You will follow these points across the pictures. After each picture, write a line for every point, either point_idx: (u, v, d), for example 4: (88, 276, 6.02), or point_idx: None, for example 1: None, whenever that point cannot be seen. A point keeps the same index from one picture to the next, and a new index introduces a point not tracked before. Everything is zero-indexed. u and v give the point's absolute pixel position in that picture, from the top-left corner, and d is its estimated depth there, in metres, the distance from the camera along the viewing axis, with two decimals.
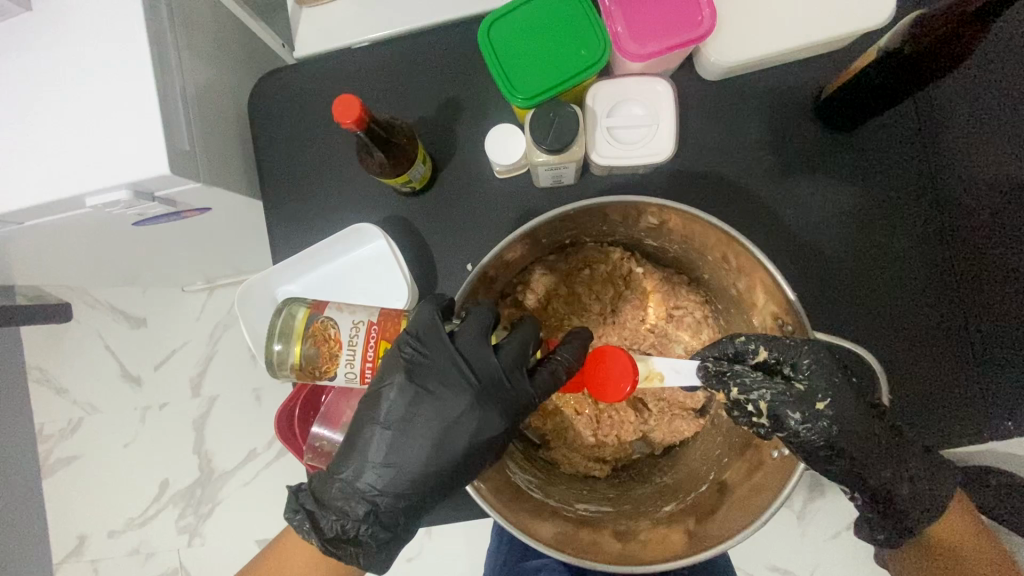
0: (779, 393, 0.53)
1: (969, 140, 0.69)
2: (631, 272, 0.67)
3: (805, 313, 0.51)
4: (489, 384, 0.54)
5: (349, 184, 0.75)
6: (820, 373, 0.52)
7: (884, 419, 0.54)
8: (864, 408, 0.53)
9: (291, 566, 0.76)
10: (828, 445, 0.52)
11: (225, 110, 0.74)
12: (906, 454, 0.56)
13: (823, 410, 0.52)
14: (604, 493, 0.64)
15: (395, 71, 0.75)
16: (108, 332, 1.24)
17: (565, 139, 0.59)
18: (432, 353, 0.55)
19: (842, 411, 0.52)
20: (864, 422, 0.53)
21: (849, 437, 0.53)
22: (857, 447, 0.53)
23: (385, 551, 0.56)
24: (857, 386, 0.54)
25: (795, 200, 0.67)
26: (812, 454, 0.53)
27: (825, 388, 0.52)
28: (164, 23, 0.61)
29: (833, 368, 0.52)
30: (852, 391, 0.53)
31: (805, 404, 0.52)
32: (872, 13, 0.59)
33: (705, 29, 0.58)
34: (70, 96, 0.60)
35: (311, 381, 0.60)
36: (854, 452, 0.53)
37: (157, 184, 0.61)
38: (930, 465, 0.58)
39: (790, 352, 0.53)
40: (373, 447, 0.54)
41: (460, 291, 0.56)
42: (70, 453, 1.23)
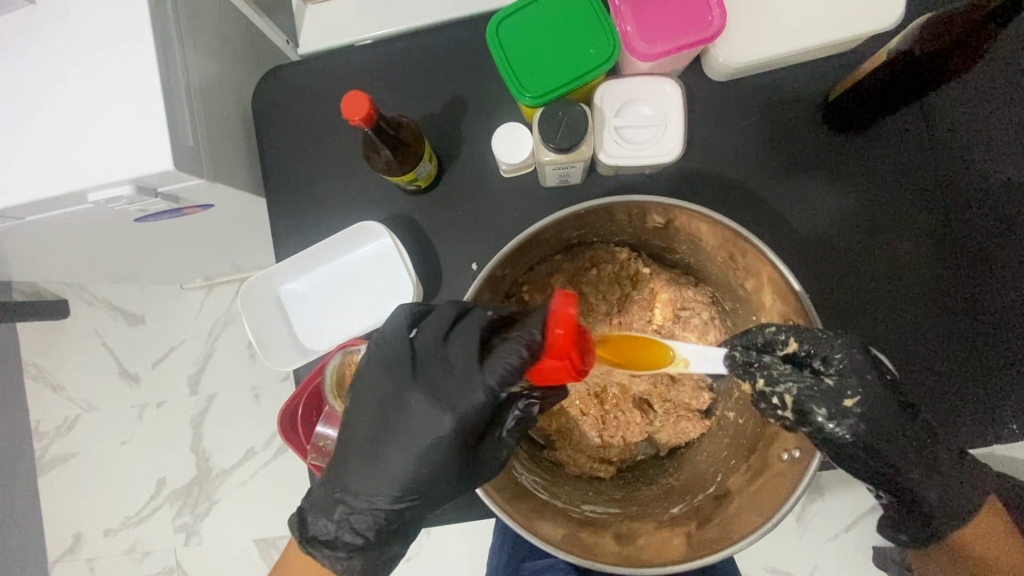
0: (808, 387, 0.52)
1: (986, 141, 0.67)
2: (639, 273, 0.66)
3: (812, 310, 0.52)
4: (445, 384, 0.51)
5: (353, 181, 0.75)
6: (851, 369, 0.52)
7: (915, 413, 0.54)
8: (895, 406, 0.52)
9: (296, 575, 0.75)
10: (859, 442, 0.51)
11: (229, 106, 0.73)
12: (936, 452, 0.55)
13: (851, 408, 0.51)
14: (610, 494, 0.64)
15: (400, 69, 0.74)
16: (106, 329, 1.23)
17: (574, 139, 0.58)
18: (397, 351, 0.54)
19: (873, 410, 0.51)
20: (897, 418, 0.52)
21: (879, 435, 0.52)
22: (887, 446, 0.52)
23: (369, 557, 0.54)
24: (891, 383, 0.54)
25: (801, 202, 0.67)
26: (850, 452, 0.52)
27: (856, 385, 0.51)
28: (169, 17, 0.61)
29: (865, 366, 0.52)
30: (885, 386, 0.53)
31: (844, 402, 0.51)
32: (881, 14, 0.59)
33: (714, 30, 0.58)
34: (73, 89, 0.59)
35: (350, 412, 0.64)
36: (884, 449, 0.53)
37: (159, 179, 0.60)
38: (959, 465, 0.57)
39: (823, 346, 0.52)
40: (351, 447, 0.54)
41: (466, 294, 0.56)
42: (66, 451, 1.22)
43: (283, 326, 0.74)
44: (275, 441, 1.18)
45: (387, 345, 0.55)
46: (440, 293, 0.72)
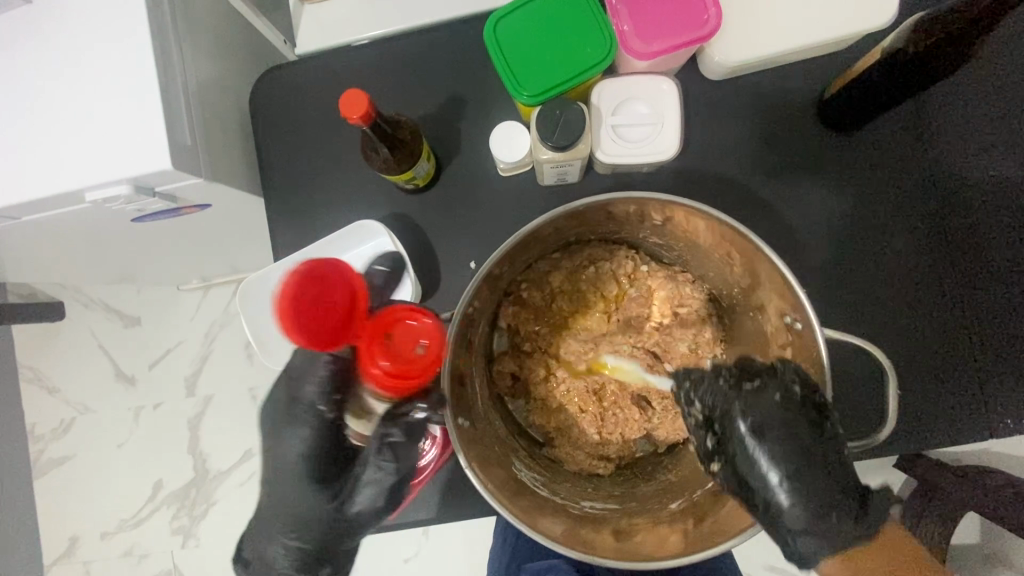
0: (697, 434, 0.56)
1: (987, 135, 0.67)
2: (637, 270, 0.66)
3: (816, 318, 0.51)
4: (299, 425, 0.62)
5: (351, 180, 0.75)
6: (716, 397, 0.54)
7: (823, 465, 0.49)
8: (791, 455, 0.49)
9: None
10: (725, 461, 0.52)
11: (226, 106, 0.73)
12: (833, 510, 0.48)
13: (718, 466, 0.53)
14: (609, 491, 0.63)
15: (397, 69, 0.75)
16: (101, 331, 1.22)
17: (572, 137, 0.59)
18: (273, 407, 0.64)
19: (743, 462, 0.50)
20: (784, 459, 0.49)
21: (746, 481, 0.51)
22: (764, 495, 0.49)
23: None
24: (799, 428, 0.50)
25: (797, 199, 0.67)
26: (733, 478, 0.51)
27: (732, 445, 0.51)
28: (166, 17, 0.61)
29: (769, 428, 0.50)
30: (790, 424, 0.50)
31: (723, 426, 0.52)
32: (875, 13, 0.60)
33: (710, 29, 0.58)
34: (69, 89, 0.59)
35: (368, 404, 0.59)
36: (773, 483, 0.49)
37: (158, 179, 0.61)
38: (851, 522, 0.49)
39: (724, 400, 0.53)
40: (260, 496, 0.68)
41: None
42: (62, 454, 1.21)
43: None
44: None
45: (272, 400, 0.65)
46: (439, 292, 0.72)
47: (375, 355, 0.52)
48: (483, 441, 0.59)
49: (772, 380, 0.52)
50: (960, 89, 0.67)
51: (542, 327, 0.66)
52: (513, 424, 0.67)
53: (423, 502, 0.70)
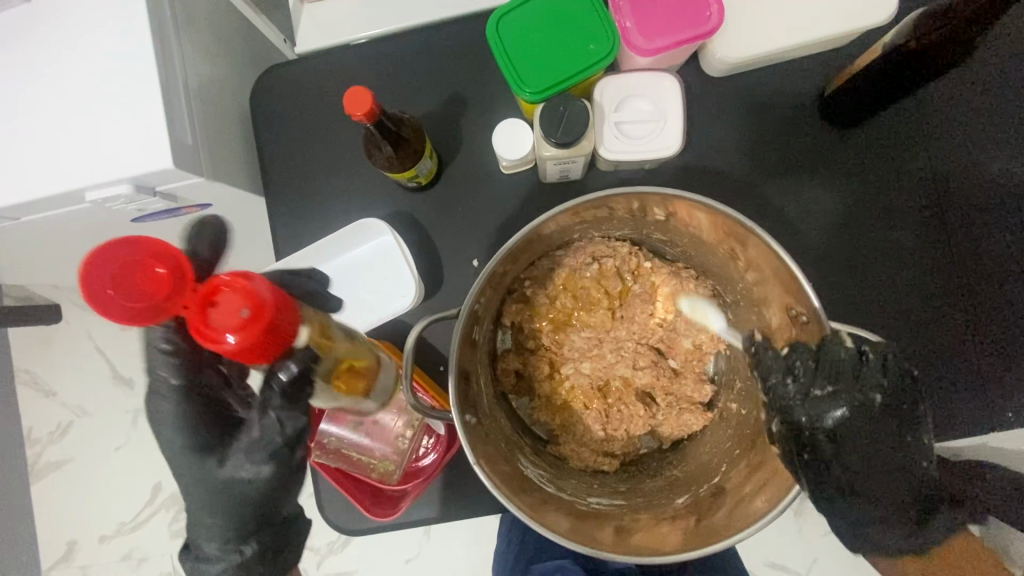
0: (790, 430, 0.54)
1: (989, 130, 0.67)
2: (640, 267, 0.66)
3: (825, 314, 0.50)
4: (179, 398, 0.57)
5: (352, 179, 0.75)
6: (786, 390, 0.54)
7: (883, 457, 0.53)
8: (883, 440, 0.52)
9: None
10: (787, 450, 0.53)
11: (227, 106, 0.73)
12: (878, 494, 0.54)
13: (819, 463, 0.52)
14: (615, 487, 0.63)
15: (398, 67, 0.75)
16: (99, 333, 1.22)
17: (575, 133, 0.58)
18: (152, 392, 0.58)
19: (844, 450, 0.52)
20: (843, 454, 0.52)
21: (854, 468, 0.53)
22: (865, 479, 0.53)
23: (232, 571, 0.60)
24: (889, 422, 0.52)
25: (799, 195, 0.67)
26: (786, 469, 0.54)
27: (830, 436, 0.52)
28: (167, 16, 0.61)
29: (863, 420, 0.52)
30: (860, 425, 0.52)
31: (787, 419, 0.54)
32: (875, 9, 0.60)
33: (712, 25, 0.58)
34: (70, 87, 0.59)
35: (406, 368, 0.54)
36: (831, 471, 0.52)
37: (159, 178, 0.60)
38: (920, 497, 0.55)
39: (826, 403, 0.52)
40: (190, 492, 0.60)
41: (408, 339, 0.54)
42: (60, 457, 1.20)
43: None
44: None
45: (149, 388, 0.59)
46: (441, 290, 0.72)
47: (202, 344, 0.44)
48: (489, 438, 0.59)
49: (851, 387, 0.52)
50: (961, 83, 0.67)
51: (545, 324, 0.66)
52: (518, 421, 0.67)
53: (427, 500, 0.70)
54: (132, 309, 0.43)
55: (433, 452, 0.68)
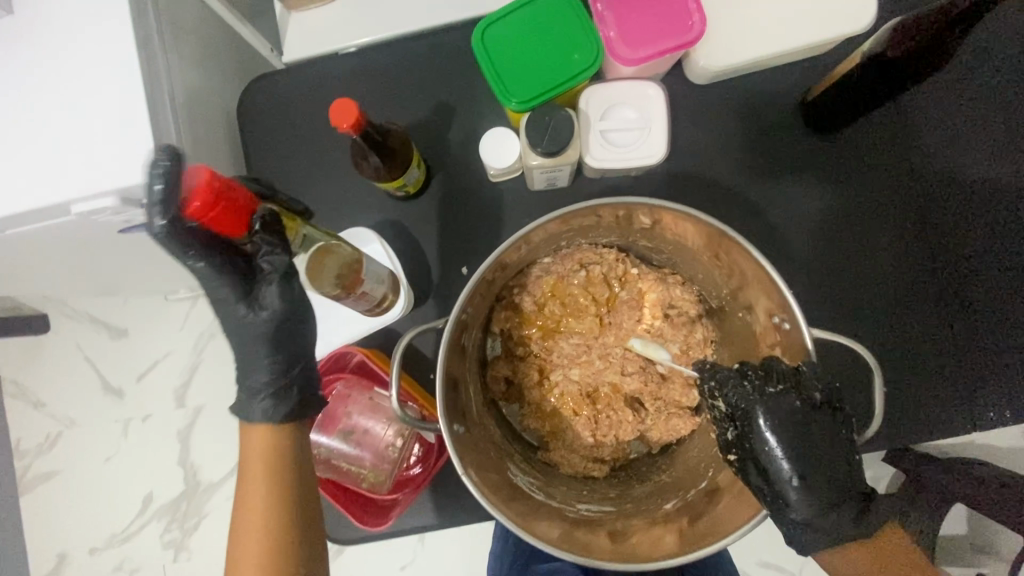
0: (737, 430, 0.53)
1: (965, 135, 0.68)
2: (627, 273, 0.66)
3: (806, 320, 0.51)
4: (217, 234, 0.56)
5: (341, 188, 0.75)
6: (741, 397, 0.52)
7: (838, 462, 0.51)
8: (824, 439, 0.51)
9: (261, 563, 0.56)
10: (743, 456, 0.52)
11: (213, 115, 0.73)
12: (839, 504, 0.51)
13: (771, 462, 0.50)
14: (604, 493, 0.64)
15: (386, 76, 0.75)
16: (88, 343, 1.21)
17: (561, 143, 0.59)
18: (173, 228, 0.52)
19: (795, 450, 0.50)
20: (801, 458, 0.50)
21: (803, 472, 0.50)
22: (814, 482, 0.50)
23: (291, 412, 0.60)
24: (825, 420, 0.51)
25: (783, 200, 0.68)
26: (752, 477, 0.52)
27: (779, 432, 0.50)
28: (152, 28, 0.61)
29: (806, 419, 0.51)
30: (804, 428, 0.50)
31: (745, 424, 0.52)
32: (854, 18, 0.61)
33: (695, 34, 0.59)
34: (54, 100, 0.59)
35: (394, 376, 0.53)
36: (788, 477, 0.50)
37: (146, 191, 0.60)
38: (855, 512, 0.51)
39: (779, 399, 0.51)
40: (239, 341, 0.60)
41: (397, 347, 0.54)
42: (49, 468, 1.19)
43: None
44: None
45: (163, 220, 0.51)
46: (432, 298, 0.73)
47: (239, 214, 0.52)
48: (478, 447, 0.59)
49: (795, 388, 0.51)
50: (938, 90, 0.68)
51: (534, 331, 0.66)
52: (507, 429, 0.67)
53: (421, 508, 0.71)
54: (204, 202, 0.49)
55: (421, 463, 0.69)
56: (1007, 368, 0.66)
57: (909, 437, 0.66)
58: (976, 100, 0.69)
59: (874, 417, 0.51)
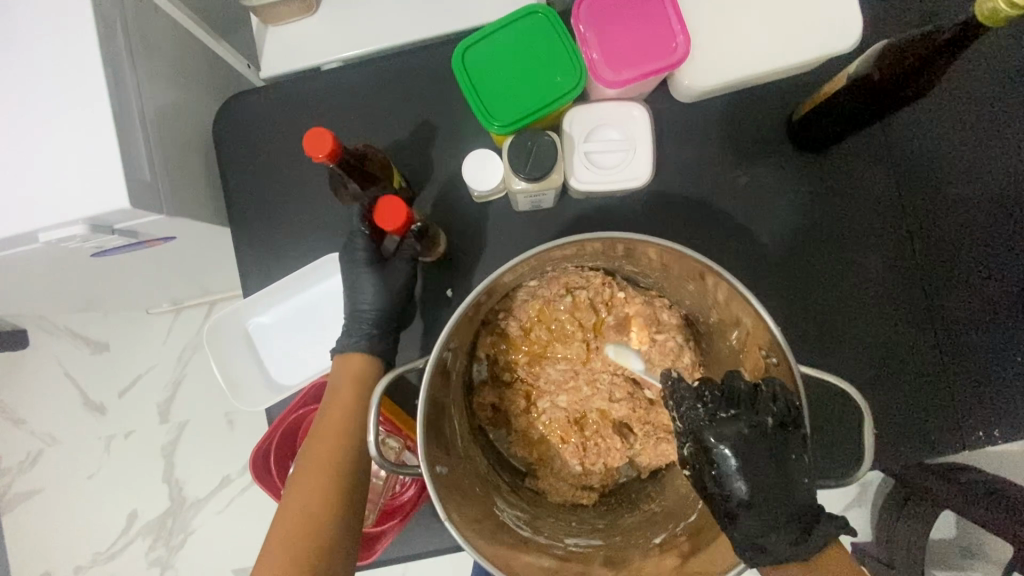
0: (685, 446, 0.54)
1: (957, 150, 0.67)
2: (614, 297, 0.65)
3: (794, 355, 0.49)
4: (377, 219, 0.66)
5: (322, 207, 0.73)
6: (695, 419, 0.52)
7: (779, 483, 0.51)
8: (771, 461, 0.51)
9: (324, 465, 0.56)
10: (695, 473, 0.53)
11: (188, 133, 0.71)
12: (781, 528, 0.50)
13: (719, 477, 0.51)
14: (594, 524, 0.63)
15: (366, 92, 0.73)
16: (67, 359, 1.18)
17: (544, 168, 0.58)
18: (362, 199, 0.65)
19: (739, 469, 0.50)
20: (753, 481, 0.50)
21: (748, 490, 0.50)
22: (756, 502, 0.50)
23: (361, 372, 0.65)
24: (773, 442, 0.51)
25: (769, 216, 0.67)
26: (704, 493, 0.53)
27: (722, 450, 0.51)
28: (120, 46, 0.59)
29: (750, 440, 0.51)
30: (757, 451, 0.51)
31: (699, 445, 0.52)
32: (839, 36, 0.60)
33: (679, 56, 0.58)
34: (19, 124, 0.56)
35: (371, 404, 0.51)
36: (739, 494, 0.51)
37: (117, 217, 0.58)
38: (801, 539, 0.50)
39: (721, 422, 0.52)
40: (351, 296, 0.68)
41: (377, 386, 0.51)
42: (29, 487, 1.16)
43: (254, 363, 0.72)
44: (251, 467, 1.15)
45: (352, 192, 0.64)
46: (416, 321, 0.71)
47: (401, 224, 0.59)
48: (462, 485, 0.57)
49: (749, 413, 0.51)
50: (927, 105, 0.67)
51: (520, 356, 0.65)
52: (494, 456, 0.66)
53: (407, 535, 0.69)
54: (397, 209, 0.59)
55: (410, 489, 0.67)
56: (997, 388, 0.65)
57: (899, 456, 0.65)
58: (968, 114, 0.67)
59: (866, 456, 0.50)
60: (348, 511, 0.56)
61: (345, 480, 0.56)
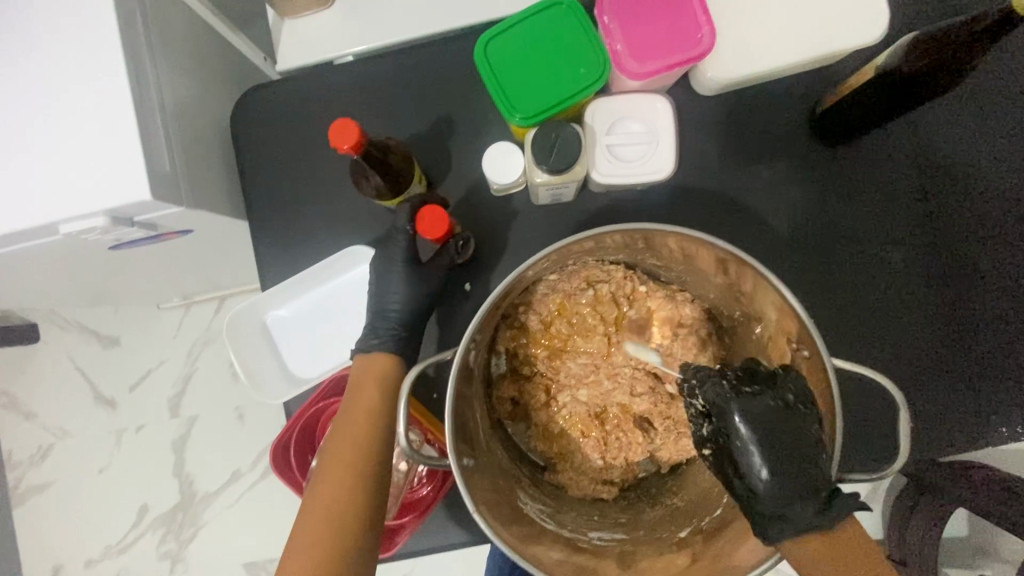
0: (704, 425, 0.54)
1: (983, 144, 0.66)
2: (636, 291, 0.65)
3: (826, 349, 0.49)
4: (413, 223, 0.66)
5: (339, 201, 0.73)
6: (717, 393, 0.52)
7: (801, 455, 0.48)
8: (793, 434, 0.49)
9: (346, 460, 0.56)
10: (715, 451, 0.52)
11: (205, 126, 0.71)
12: (803, 501, 0.47)
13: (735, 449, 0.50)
14: (615, 518, 0.63)
15: (384, 85, 0.73)
16: (79, 353, 1.18)
17: (567, 160, 0.57)
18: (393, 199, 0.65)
19: (755, 440, 0.49)
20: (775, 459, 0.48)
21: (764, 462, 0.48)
22: (774, 474, 0.48)
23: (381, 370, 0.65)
24: (795, 415, 0.49)
25: (789, 210, 0.67)
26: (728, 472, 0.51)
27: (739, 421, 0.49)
28: (140, 37, 0.58)
29: (769, 411, 0.49)
30: (777, 425, 0.49)
31: (719, 421, 0.51)
32: (864, 28, 0.60)
33: (704, 47, 0.57)
34: (41, 115, 0.56)
35: (401, 396, 0.52)
36: (758, 471, 0.48)
37: (137, 209, 0.58)
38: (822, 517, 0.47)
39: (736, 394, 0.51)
40: (376, 294, 0.68)
41: (407, 379, 0.52)
42: (41, 480, 1.17)
43: (273, 356, 0.72)
44: (262, 461, 1.15)
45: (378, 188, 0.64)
46: (434, 316, 0.71)
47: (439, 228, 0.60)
48: (486, 478, 0.57)
49: (771, 389, 0.51)
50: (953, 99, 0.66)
51: (540, 350, 0.65)
52: (514, 450, 0.66)
53: (424, 529, 0.69)
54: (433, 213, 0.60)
55: (428, 484, 0.68)
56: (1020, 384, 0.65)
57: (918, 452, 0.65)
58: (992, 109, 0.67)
59: (899, 451, 0.50)
60: (369, 509, 0.55)
61: (367, 473, 0.56)
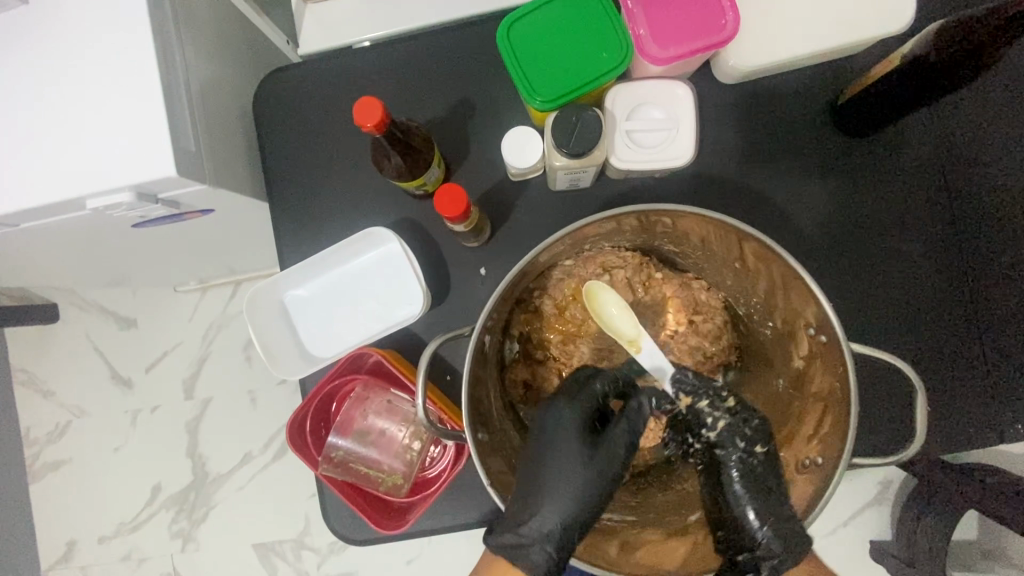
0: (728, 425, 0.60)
1: (1014, 136, 0.65)
2: (651, 277, 0.65)
3: (844, 335, 0.49)
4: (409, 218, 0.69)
5: (357, 184, 0.73)
6: (733, 434, 0.59)
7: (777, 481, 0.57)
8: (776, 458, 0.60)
9: None
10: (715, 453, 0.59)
11: (228, 108, 0.72)
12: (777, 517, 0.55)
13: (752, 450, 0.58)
14: (626, 501, 0.63)
15: (404, 70, 0.73)
16: (97, 333, 1.20)
17: (589, 144, 0.58)
18: (407, 179, 0.65)
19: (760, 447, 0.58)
20: (762, 501, 0.55)
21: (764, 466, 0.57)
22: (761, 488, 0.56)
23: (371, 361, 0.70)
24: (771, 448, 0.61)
25: (809, 203, 0.67)
26: (715, 506, 0.58)
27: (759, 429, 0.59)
28: (168, 17, 0.59)
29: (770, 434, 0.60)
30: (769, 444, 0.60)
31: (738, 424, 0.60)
32: (890, 17, 0.59)
33: (728, 33, 0.57)
34: (71, 92, 0.57)
35: (418, 370, 0.52)
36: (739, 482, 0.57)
37: (162, 185, 0.59)
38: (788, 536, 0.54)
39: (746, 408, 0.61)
40: (372, 289, 0.71)
41: (424, 354, 0.53)
42: (58, 457, 1.19)
43: (290, 336, 0.73)
44: (274, 444, 1.16)
45: (395, 168, 0.63)
46: (448, 300, 0.71)
47: (459, 205, 0.59)
48: (500, 457, 0.58)
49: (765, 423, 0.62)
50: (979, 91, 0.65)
51: (554, 335, 0.66)
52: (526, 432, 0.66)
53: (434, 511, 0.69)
54: (451, 190, 0.60)
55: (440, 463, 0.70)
56: None
57: (932, 446, 0.65)
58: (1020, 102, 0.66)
59: (915, 437, 0.50)
60: None
61: None
